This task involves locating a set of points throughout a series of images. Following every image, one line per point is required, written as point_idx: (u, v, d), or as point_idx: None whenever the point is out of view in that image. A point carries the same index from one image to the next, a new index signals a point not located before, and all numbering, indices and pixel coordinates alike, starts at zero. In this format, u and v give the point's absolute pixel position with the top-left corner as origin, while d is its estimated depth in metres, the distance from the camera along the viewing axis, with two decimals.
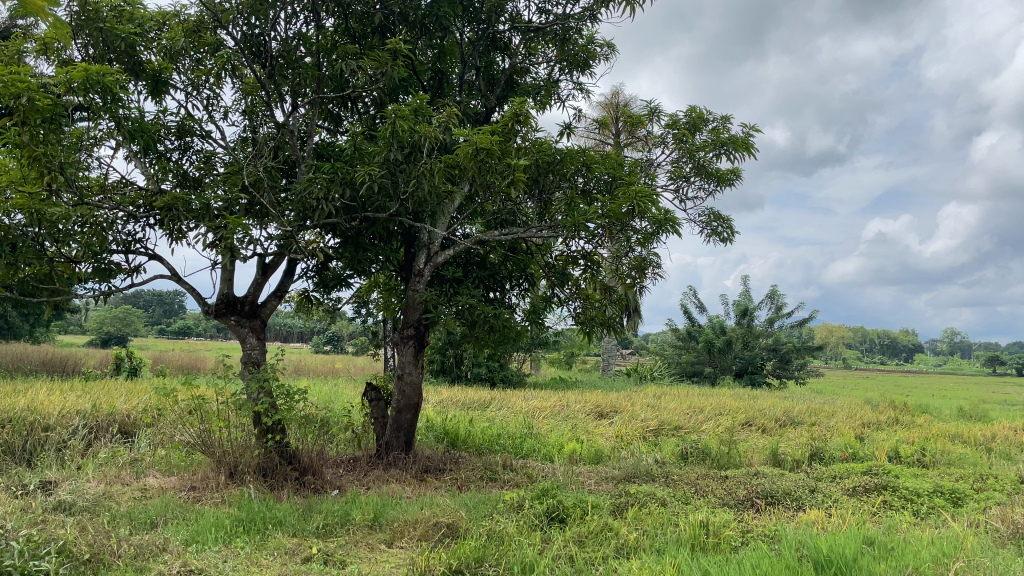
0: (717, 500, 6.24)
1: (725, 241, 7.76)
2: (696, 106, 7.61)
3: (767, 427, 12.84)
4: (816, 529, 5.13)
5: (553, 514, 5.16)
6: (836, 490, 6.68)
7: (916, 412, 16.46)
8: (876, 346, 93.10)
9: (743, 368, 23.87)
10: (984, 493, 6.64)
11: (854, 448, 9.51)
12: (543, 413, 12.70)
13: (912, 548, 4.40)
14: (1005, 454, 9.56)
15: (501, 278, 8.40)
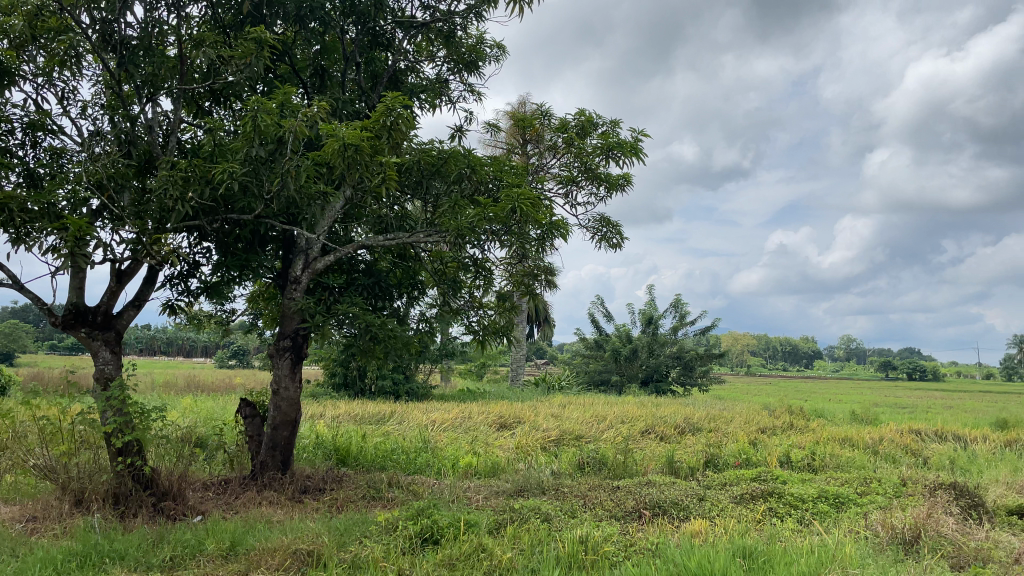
0: (604, 512, 6.05)
1: (615, 247, 7.67)
2: (585, 110, 7.47)
3: (667, 435, 12.84)
4: (698, 541, 5.01)
5: (426, 535, 4.85)
6: (724, 498, 6.61)
7: (810, 417, 16.89)
8: (778, 353, 96.55)
9: (649, 376, 24.12)
10: (866, 497, 6.69)
11: (748, 454, 9.54)
12: (443, 426, 12.35)
13: (789, 558, 4.30)
14: (890, 457, 9.78)
15: (388, 286, 8.03)
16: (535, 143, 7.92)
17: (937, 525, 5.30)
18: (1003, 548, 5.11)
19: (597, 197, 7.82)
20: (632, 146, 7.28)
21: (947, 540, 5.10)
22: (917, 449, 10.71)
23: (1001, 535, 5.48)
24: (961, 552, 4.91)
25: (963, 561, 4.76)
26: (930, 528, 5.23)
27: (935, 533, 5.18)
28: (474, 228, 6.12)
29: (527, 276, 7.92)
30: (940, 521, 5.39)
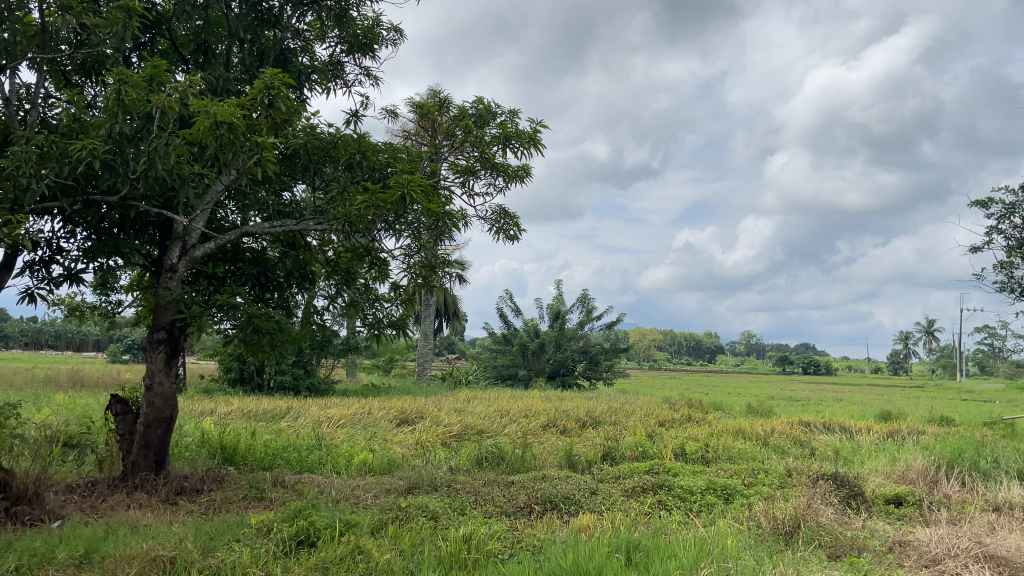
0: (494, 508, 5.92)
1: (513, 239, 7.54)
2: (484, 98, 7.27)
3: (569, 429, 12.86)
4: (586, 536, 4.94)
5: (302, 537, 4.61)
6: (616, 492, 6.60)
7: (709, 410, 17.33)
8: (683, 347, 99.25)
9: (556, 370, 24.23)
10: (752, 488, 6.82)
11: (644, 446, 9.61)
12: (341, 422, 11.99)
13: (674, 551, 4.27)
14: (779, 448, 10.07)
15: (276, 277, 7.67)
16: (433, 131, 7.68)
17: (817, 515, 5.42)
18: (877, 537, 5.25)
19: (495, 188, 7.65)
20: (531, 137, 7.14)
21: (825, 530, 5.21)
22: (806, 440, 11.06)
23: (876, 523, 5.64)
24: (838, 541, 5.03)
25: (839, 551, 4.86)
26: (809, 518, 5.34)
27: (814, 523, 5.29)
28: (362, 216, 5.88)
29: (424, 268, 7.73)
30: (820, 511, 5.51)
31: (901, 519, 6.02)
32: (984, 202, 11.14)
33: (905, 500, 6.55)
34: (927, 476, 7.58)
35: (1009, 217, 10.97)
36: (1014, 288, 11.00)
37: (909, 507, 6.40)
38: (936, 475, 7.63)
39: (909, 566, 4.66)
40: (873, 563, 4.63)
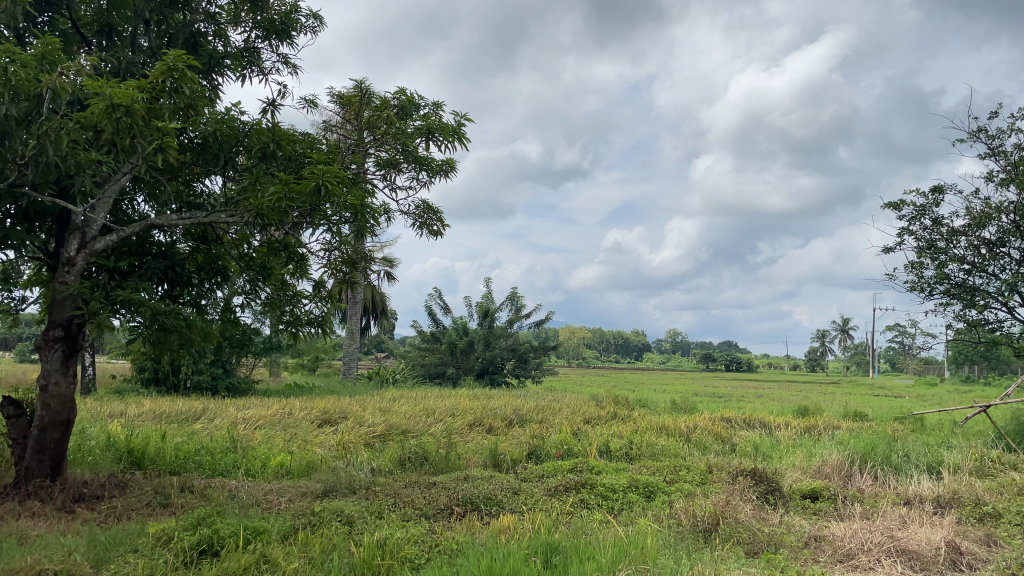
0: (413, 511, 5.74)
1: (436, 235, 7.37)
2: (406, 89, 7.06)
3: (495, 427, 12.75)
4: (506, 538, 4.81)
5: (204, 546, 4.34)
6: (538, 491, 6.52)
7: (634, 407, 17.50)
8: (611, 345, 100.53)
9: (484, 368, 24.10)
10: (674, 485, 6.84)
11: (570, 445, 9.56)
12: (259, 423, 11.58)
13: (594, 552, 4.19)
14: (701, 444, 10.18)
15: (188, 273, 7.30)
16: (353, 123, 7.42)
17: (735, 512, 5.44)
18: (794, 533, 5.30)
19: (418, 182, 7.46)
20: (455, 130, 6.98)
21: (743, 527, 5.24)
22: (727, 436, 11.23)
23: (793, 519, 5.71)
24: (756, 538, 5.05)
25: (756, 547, 4.88)
26: (728, 515, 5.36)
27: (733, 520, 5.31)
28: (275, 210, 5.61)
29: (343, 263, 7.48)
30: (738, 508, 5.54)
31: (816, 514, 6.12)
32: (897, 204, 11.51)
33: (821, 494, 6.66)
34: (842, 471, 7.75)
35: (919, 219, 11.37)
36: (924, 288, 11.41)
37: (825, 501, 6.52)
38: (850, 469, 7.82)
39: (824, 561, 4.70)
40: (790, 559, 4.65)
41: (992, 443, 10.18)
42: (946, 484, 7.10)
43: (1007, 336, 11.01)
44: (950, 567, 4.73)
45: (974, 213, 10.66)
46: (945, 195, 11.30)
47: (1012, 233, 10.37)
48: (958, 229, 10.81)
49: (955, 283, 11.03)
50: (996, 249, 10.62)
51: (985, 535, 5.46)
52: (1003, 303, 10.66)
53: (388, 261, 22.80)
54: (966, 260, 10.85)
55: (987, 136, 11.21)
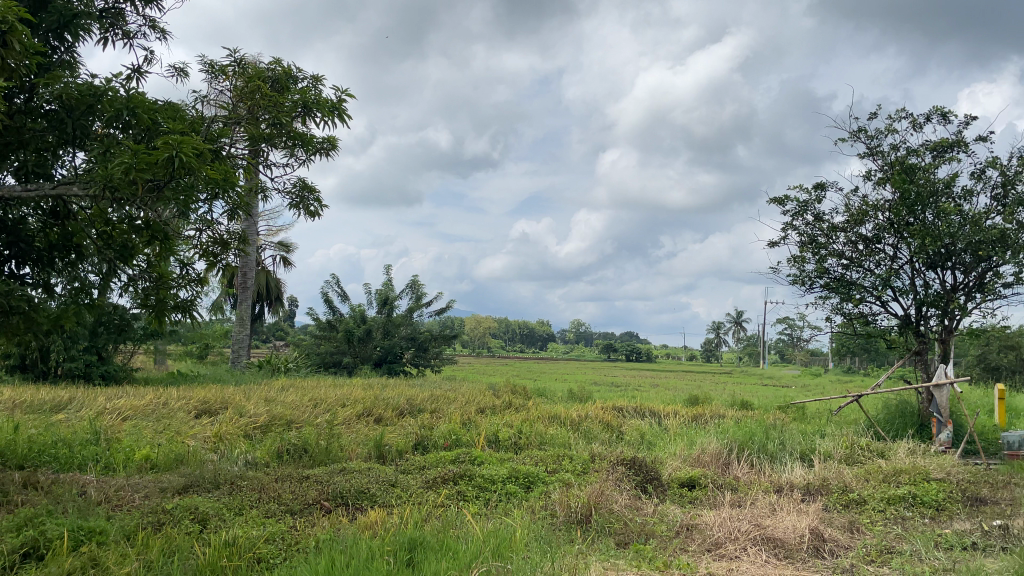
0: (277, 506, 5.41)
1: (313, 216, 7.03)
2: (281, 60, 6.68)
3: (385, 418, 12.42)
4: (371, 533, 4.57)
5: (27, 549, 3.95)
6: (415, 483, 6.29)
7: (530, 396, 17.48)
8: (515, 335, 101.09)
9: (382, 357, 23.62)
10: (554, 476, 6.77)
11: (457, 434, 9.35)
12: (129, 414, 10.86)
13: (460, 548, 4.01)
14: (589, 434, 10.16)
15: (37, 253, 6.63)
16: (225, 95, 7.00)
17: (609, 502, 5.39)
18: (666, 522, 5.29)
19: (296, 159, 7.09)
20: (334, 105, 6.64)
21: (615, 517, 5.19)
22: (617, 425, 11.30)
23: (667, 508, 5.71)
24: (628, 528, 5.01)
25: (627, 538, 4.83)
26: (602, 505, 5.31)
27: (606, 510, 5.26)
28: (129, 185, 5.12)
29: (214, 244, 6.98)
30: (613, 498, 5.50)
31: (692, 502, 6.17)
32: (782, 199, 11.82)
33: (697, 483, 6.74)
34: (720, 459, 7.88)
35: (802, 215, 11.72)
36: (806, 281, 11.79)
37: (701, 489, 6.58)
38: (728, 458, 7.97)
39: (692, 550, 4.70)
40: (658, 549, 4.62)
41: (863, 432, 10.62)
42: (817, 471, 7.31)
43: (879, 329, 11.51)
44: (813, 554, 4.80)
45: (853, 210, 11.07)
46: (826, 192, 11.69)
47: (886, 230, 10.81)
48: (838, 225, 11.20)
49: (834, 278, 11.44)
50: (872, 245, 11.06)
51: (848, 522, 5.59)
52: (876, 297, 11.13)
53: (283, 246, 21.98)
54: (844, 255, 11.26)
55: (867, 137, 11.63)
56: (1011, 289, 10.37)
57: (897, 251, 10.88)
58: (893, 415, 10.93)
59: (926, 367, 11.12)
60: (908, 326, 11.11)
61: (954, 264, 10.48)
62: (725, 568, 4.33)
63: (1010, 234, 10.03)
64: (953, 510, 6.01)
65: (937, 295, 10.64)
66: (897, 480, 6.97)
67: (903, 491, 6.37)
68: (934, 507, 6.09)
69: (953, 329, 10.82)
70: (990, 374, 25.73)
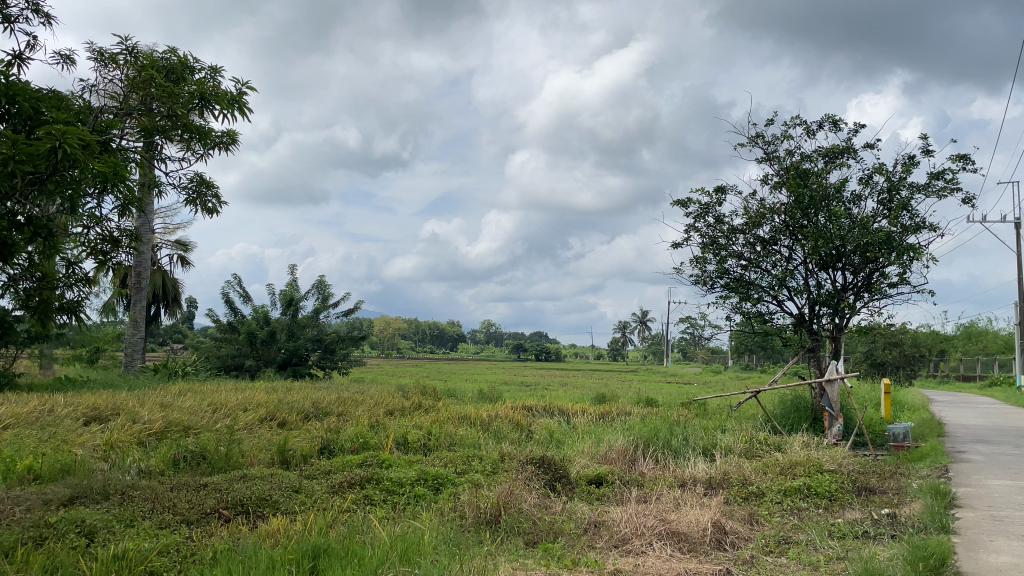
0: (171, 517, 5.16)
1: (211, 213, 6.76)
2: (177, 49, 6.44)
3: (289, 422, 12.09)
4: (272, 542, 4.40)
5: None
6: (320, 488, 6.13)
7: (440, 397, 17.37)
8: (425, 336, 100.46)
9: (287, 359, 22.98)
10: (463, 476, 6.72)
11: (365, 437, 9.16)
12: (11, 423, 10.16)
13: (366, 553, 3.91)
14: (499, 434, 10.17)
15: None
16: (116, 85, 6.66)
17: (518, 502, 5.39)
18: (574, 520, 5.33)
19: (192, 153, 6.80)
20: (233, 98, 6.41)
21: (524, 516, 5.19)
22: (526, 425, 11.33)
23: (576, 506, 5.75)
24: (536, 527, 5.02)
25: (536, 537, 4.84)
26: (511, 505, 5.30)
27: (515, 510, 5.26)
28: (6, 177, 4.72)
29: (104, 242, 6.54)
30: (521, 497, 5.49)
31: (599, 499, 6.25)
32: (685, 201, 12.15)
33: (605, 479, 6.84)
34: (626, 456, 8.02)
35: (704, 217, 12.07)
36: (707, 282, 12.14)
37: (608, 486, 6.66)
38: (634, 454, 8.13)
39: (600, 547, 4.74)
40: (567, 547, 4.65)
41: (761, 426, 11.02)
42: (719, 466, 7.53)
43: (775, 327, 11.96)
44: (715, 547, 4.92)
45: (751, 212, 11.48)
46: (727, 195, 12.07)
47: (782, 233, 11.25)
48: (737, 227, 11.60)
49: (734, 278, 11.82)
50: (769, 247, 11.49)
51: (748, 514, 5.77)
52: (772, 297, 11.57)
53: (181, 244, 21.11)
54: (743, 256, 11.66)
55: (764, 142, 12.08)
56: (896, 288, 10.98)
57: (792, 252, 11.34)
58: (789, 410, 11.39)
59: (818, 363, 11.63)
60: (803, 324, 11.59)
61: (844, 265, 11.00)
62: (632, 564, 4.38)
63: (894, 237, 10.61)
64: (844, 500, 6.29)
65: (828, 294, 11.15)
66: (792, 472, 7.26)
67: (798, 483, 6.65)
68: (827, 497, 6.36)
69: (843, 327, 11.37)
70: (876, 370, 27.26)
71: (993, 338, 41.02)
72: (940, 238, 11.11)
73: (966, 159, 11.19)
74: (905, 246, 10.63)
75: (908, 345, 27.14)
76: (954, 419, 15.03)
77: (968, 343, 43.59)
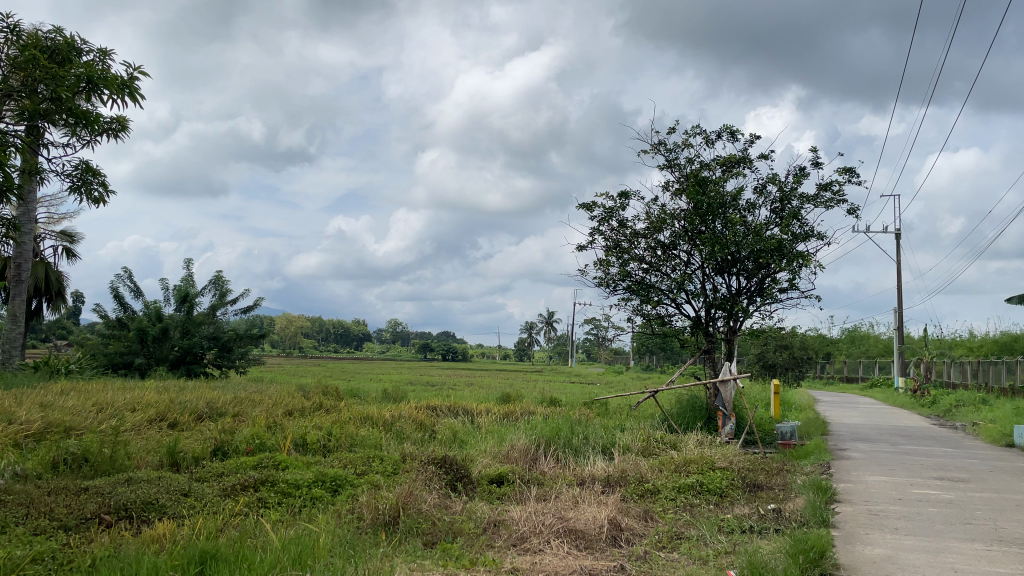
0: (47, 523, 4.86)
1: (98, 202, 6.42)
2: (63, 28, 6.12)
3: (180, 423, 11.60)
4: (157, 547, 4.22)
5: None
6: (210, 492, 5.91)
7: (342, 397, 17.07)
8: (329, 334, 98.57)
9: (181, 357, 22.01)
10: (362, 478, 6.62)
11: (262, 438, 8.91)
12: None
13: (256, 558, 3.80)
14: (402, 434, 10.08)
15: None
16: None
17: (417, 503, 5.35)
18: (474, 519, 5.34)
19: (78, 139, 6.45)
20: (124, 84, 6.15)
21: (424, 517, 5.16)
22: (429, 425, 11.28)
23: (476, 506, 5.76)
24: (435, 528, 4.99)
25: (433, 538, 4.82)
26: (410, 506, 5.25)
27: (414, 511, 5.21)
28: None
29: None
30: (420, 498, 5.46)
31: (499, 498, 6.30)
32: (590, 205, 12.36)
33: (506, 479, 6.88)
34: (528, 455, 8.11)
35: (608, 221, 12.32)
36: (611, 284, 12.39)
37: (508, 485, 6.71)
38: (535, 453, 8.22)
39: (498, 546, 4.77)
40: (465, 547, 4.65)
41: (658, 426, 11.34)
42: (617, 464, 7.70)
43: (674, 329, 12.31)
44: (610, 543, 5.02)
45: (652, 218, 11.78)
46: (630, 200, 12.35)
47: (681, 238, 11.60)
48: (639, 231, 11.89)
49: (636, 281, 12.10)
50: (669, 251, 11.82)
51: (643, 511, 5.91)
52: (671, 299, 11.92)
53: (67, 236, 19.93)
54: (645, 260, 11.96)
55: (666, 149, 12.42)
56: (786, 293, 11.50)
57: (690, 257, 11.71)
58: (685, 409, 11.76)
59: (713, 365, 12.04)
60: (699, 327, 11.97)
61: (739, 271, 11.44)
62: (529, 562, 4.42)
63: (785, 244, 11.12)
64: (733, 495, 6.55)
65: (723, 298, 11.57)
66: (686, 469, 7.50)
67: (692, 480, 6.87)
68: (717, 493, 6.60)
69: (736, 330, 11.83)
70: (768, 371, 28.50)
71: (873, 341, 43.46)
72: (827, 246, 11.69)
73: (852, 172, 11.84)
74: (795, 253, 11.17)
75: (797, 348, 28.47)
76: (837, 419, 15.87)
77: (851, 346, 46.01)
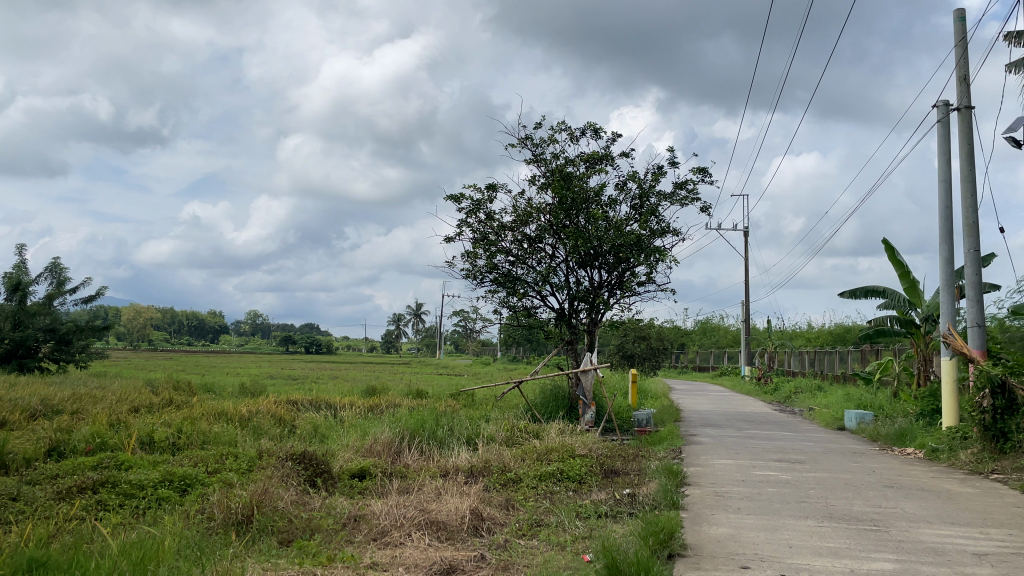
0: None
1: None
2: None
3: (10, 422, 10.66)
4: None
5: None
6: (43, 496, 5.47)
7: (195, 392, 16.26)
8: (182, 326, 93.60)
9: (11, 351, 20.19)
10: (215, 476, 6.33)
11: (103, 437, 8.34)
12: None
13: (92, 564, 3.56)
14: (258, 429, 9.71)
15: None
16: None
17: (273, 500, 5.18)
18: (332, 515, 5.22)
19: None
20: None
21: (279, 514, 4.99)
22: (289, 419, 10.93)
23: (335, 501, 5.63)
24: (292, 525, 4.84)
25: (290, 536, 4.67)
26: (264, 504, 5.07)
27: (269, 508, 5.04)
28: None
29: None
30: (276, 495, 5.27)
31: (360, 493, 6.21)
32: (457, 197, 12.35)
33: (367, 473, 6.78)
34: (391, 448, 8.04)
35: (475, 213, 12.36)
36: (477, 276, 12.45)
37: (371, 479, 6.61)
38: (399, 446, 8.15)
39: (357, 541, 4.69)
40: (322, 543, 4.54)
41: (522, 416, 11.51)
42: (480, 454, 7.76)
43: (539, 321, 12.53)
44: (471, 533, 5.05)
45: (519, 211, 11.92)
46: (497, 192, 12.43)
47: (546, 231, 11.80)
48: (506, 224, 11.99)
49: (502, 274, 12.21)
50: (534, 244, 12.00)
51: (504, 500, 5.99)
52: (536, 292, 12.11)
53: None
54: (511, 252, 12.10)
55: (532, 144, 12.57)
56: (643, 287, 11.96)
57: (555, 250, 11.94)
58: (548, 399, 12.00)
59: (576, 355, 12.35)
60: (563, 319, 12.24)
61: (600, 264, 11.79)
62: (389, 556, 4.37)
63: (643, 240, 11.56)
64: (591, 482, 6.75)
65: (586, 291, 11.88)
66: (547, 458, 7.66)
67: (553, 468, 7.03)
68: (576, 480, 6.78)
69: (597, 322, 12.20)
70: (627, 362, 29.60)
71: (723, 332, 45.88)
72: (681, 242, 12.25)
73: (705, 172, 12.44)
74: (652, 248, 11.63)
75: (654, 339, 29.75)
76: (689, 406, 16.68)
77: (703, 336, 48.42)
